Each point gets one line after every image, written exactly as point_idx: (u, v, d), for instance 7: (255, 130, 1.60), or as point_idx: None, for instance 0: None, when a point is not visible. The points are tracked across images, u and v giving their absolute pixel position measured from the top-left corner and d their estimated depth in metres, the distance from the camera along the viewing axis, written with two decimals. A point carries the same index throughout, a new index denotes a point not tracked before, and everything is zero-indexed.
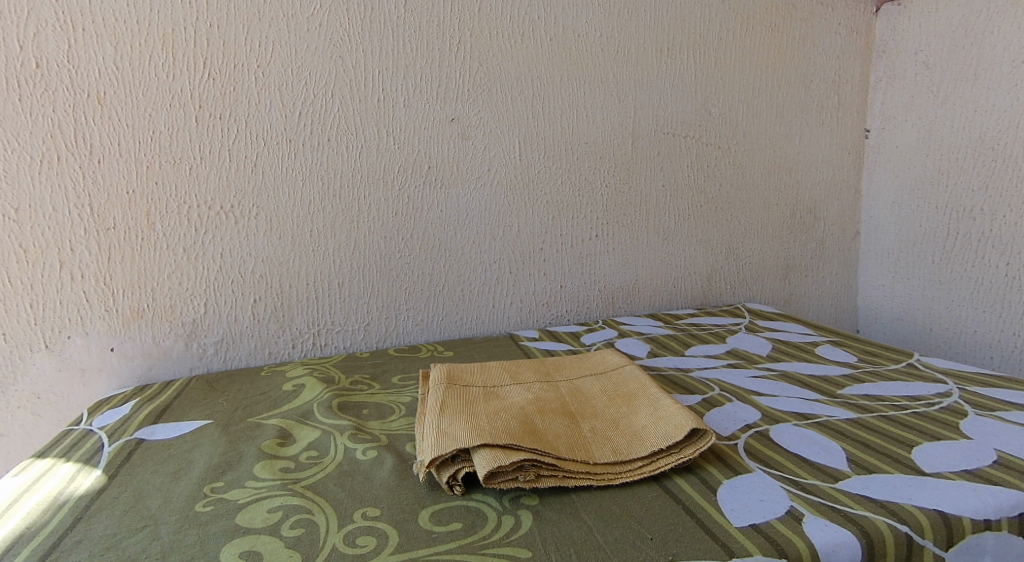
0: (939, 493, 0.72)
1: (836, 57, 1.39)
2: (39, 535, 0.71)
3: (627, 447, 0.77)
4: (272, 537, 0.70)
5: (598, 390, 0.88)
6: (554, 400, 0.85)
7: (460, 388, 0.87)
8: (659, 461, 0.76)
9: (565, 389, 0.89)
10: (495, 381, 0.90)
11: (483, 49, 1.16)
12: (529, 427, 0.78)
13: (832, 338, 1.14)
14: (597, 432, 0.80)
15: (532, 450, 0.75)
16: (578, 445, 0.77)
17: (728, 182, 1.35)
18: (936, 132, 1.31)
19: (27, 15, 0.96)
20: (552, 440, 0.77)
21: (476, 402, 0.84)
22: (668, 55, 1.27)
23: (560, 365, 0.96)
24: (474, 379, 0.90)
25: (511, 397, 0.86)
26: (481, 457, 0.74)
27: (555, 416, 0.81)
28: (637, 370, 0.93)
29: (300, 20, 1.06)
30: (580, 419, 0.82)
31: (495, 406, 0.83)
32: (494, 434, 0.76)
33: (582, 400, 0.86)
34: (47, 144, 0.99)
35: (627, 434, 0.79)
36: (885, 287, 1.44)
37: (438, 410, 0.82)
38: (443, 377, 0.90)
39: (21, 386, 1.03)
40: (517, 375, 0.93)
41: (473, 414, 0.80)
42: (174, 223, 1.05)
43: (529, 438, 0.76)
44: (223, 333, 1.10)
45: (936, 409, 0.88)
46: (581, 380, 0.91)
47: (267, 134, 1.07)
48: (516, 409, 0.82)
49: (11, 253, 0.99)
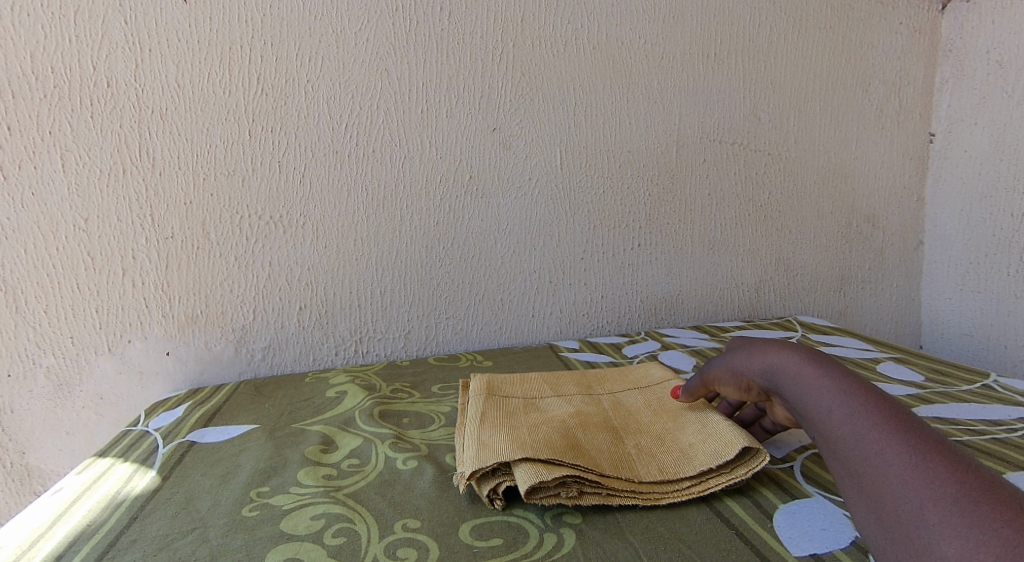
0: None
1: (897, 58, 1.33)
2: (99, 533, 0.73)
3: (675, 466, 0.75)
4: (315, 545, 0.70)
5: (643, 404, 0.86)
6: (597, 414, 0.84)
7: (500, 399, 0.87)
8: (708, 482, 0.74)
9: (607, 403, 0.87)
10: (535, 393, 0.89)
11: (527, 58, 1.15)
12: (572, 442, 0.76)
13: (894, 355, 1.09)
14: (642, 449, 0.78)
15: (575, 465, 0.73)
16: (623, 463, 0.75)
17: (778, 191, 1.30)
18: (1011, 135, 1.25)
19: (99, 37, 0.99)
20: (595, 456, 0.75)
21: (516, 414, 0.83)
22: (715, 61, 1.24)
23: (600, 375, 0.95)
24: (513, 391, 0.89)
25: (552, 409, 0.84)
26: (523, 472, 0.72)
27: (598, 430, 0.80)
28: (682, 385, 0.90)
29: (348, 34, 1.07)
30: (624, 434, 0.80)
31: (536, 418, 0.82)
32: (536, 447, 0.74)
33: (626, 415, 0.84)
34: (114, 158, 1.02)
35: (673, 452, 0.77)
36: (950, 300, 1.37)
37: (477, 420, 0.81)
38: (483, 387, 0.89)
39: (85, 387, 1.07)
40: (557, 387, 0.91)
41: (513, 426, 0.79)
42: (227, 232, 1.07)
43: (572, 454, 0.74)
44: (271, 338, 1.12)
45: (1017, 435, 0.82)
46: (623, 394, 0.89)
47: (315, 146, 1.08)
48: (558, 423, 0.80)
49: (80, 261, 1.03)
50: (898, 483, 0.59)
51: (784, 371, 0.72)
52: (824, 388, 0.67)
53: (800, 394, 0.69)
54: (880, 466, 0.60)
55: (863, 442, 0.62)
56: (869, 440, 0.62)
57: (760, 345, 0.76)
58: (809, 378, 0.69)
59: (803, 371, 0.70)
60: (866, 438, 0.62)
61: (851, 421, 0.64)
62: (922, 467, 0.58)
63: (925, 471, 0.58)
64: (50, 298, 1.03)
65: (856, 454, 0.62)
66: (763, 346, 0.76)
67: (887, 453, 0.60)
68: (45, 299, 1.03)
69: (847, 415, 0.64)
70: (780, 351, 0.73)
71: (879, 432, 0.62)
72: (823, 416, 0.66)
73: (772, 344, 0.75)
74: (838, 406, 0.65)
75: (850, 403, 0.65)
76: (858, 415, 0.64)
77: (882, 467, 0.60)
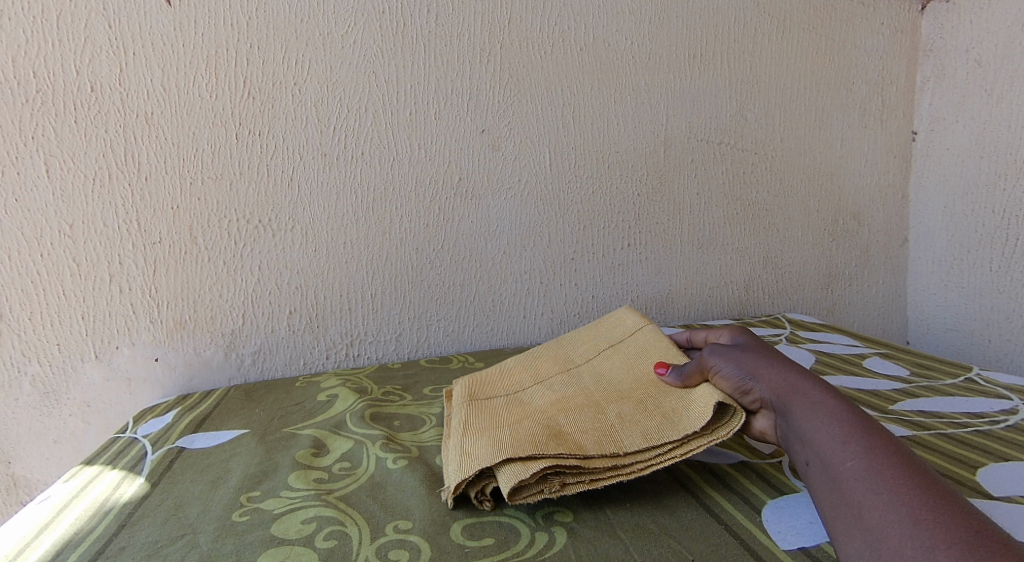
0: (1014, 521, 0.66)
1: (880, 58, 1.35)
2: (86, 540, 0.73)
3: (659, 430, 0.74)
4: (306, 549, 0.70)
5: (625, 372, 0.86)
6: (579, 394, 0.84)
7: (483, 400, 0.86)
8: (690, 444, 0.74)
9: (589, 379, 0.87)
10: (517, 387, 0.88)
11: (514, 60, 1.15)
12: (552, 430, 0.76)
13: (880, 350, 1.10)
14: (625, 417, 0.77)
15: (553, 459, 0.72)
16: (607, 437, 0.74)
17: (766, 190, 1.31)
18: (991, 133, 1.26)
19: (83, 41, 0.99)
20: (579, 439, 0.74)
21: (499, 414, 0.82)
22: (701, 61, 1.25)
23: (578, 344, 0.94)
24: (496, 389, 0.88)
25: (534, 401, 0.84)
26: (504, 474, 0.72)
27: (580, 411, 0.80)
28: (659, 335, 0.89)
29: (335, 37, 1.07)
30: (607, 406, 0.80)
31: (519, 414, 0.81)
32: (516, 446, 0.73)
33: (607, 388, 0.84)
34: (98, 163, 1.02)
35: (656, 416, 0.76)
36: (936, 296, 1.38)
37: (461, 430, 0.80)
38: (465, 393, 0.88)
39: (73, 394, 1.06)
40: (537, 371, 0.91)
41: (496, 428, 0.78)
42: (215, 237, 1.07)
43: (554, 442, 0.73)
44: (261, 343, 1.11)
45: (1000, 427, 0.82)
46: (602, 364, 0.89)
47: (303, 149, 1.08)
48: (540, 415, 0.80)
49: (65, 267, 1.03)
50: (909, 520, 0.58)
51: (803, 395, 0.70)
52: (843, 420, 0.67)
53: (817, 420, 0.67)
54: (891, 500, 0.60)
55: (874, 474, 0.62)
56: (882, 475, 0.61)
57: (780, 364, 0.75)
58: (830, 409, 0.68)
59: (825, 400, 0.69)
60: (881, 473, 0.62)
61: (864, 452, 0.63)
62: (935, 509, 0.58)
63: (938, 514, 0.58)
64: (35, 304, 1.03)
65: (865, 485, 0.61)
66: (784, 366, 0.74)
67: (901, 491, 0.60)
68: (29, 306, 1.02)
69: (864, 449, 0.64)
70: (801, 377, 0.72)
71: (894, 470, 0.62)
72: (838, 445, 0.65)
73: (793, 369, 0.74)
74: (855, 439, 0.65)
75: (869, 440, 0.64)
76: (875, 451, 0.63)
77: (892, 502, 0.60)
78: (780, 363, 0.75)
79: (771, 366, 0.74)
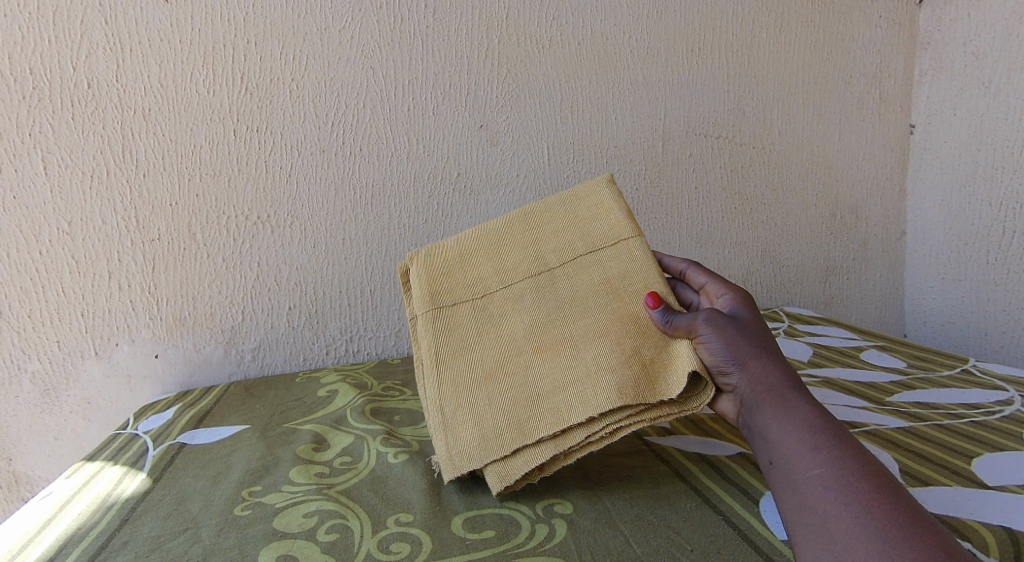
0: (1009, 510, 0.66)
1: (877, 51, 1.35)
2: (89, 536, 0.73)
3: (634, 389, 0.72)
4: (309, 542, 0.71)
5: (602, 286, 0.78)
6: (552, 316, 0.78)
7: (449, 314, 0.80)
8: (663, 407, 0.73)
9: (563, 289, 0.79)
10: (483, 288, 0.81)
11: (511, 55, 1.15)
12: (530, 394, 0.75)
13: (878, 343, 1.11)
14: (600, 362, 0.74)
15: (535, 455, 0.73)
16: (581, 397, 0.73)
17: (763, 183, 1.32)
18: (988, 126, 1.27)
19: (80, 37, 0.99)
20: (554, 407, 0.74)
21: (471, 346, 0.78)
22: (698, 55, 1.25)
23: (550, 225, 0.82)
24: (460, 289, 0.81)
25: (506, 323, 0.79)
26: (493, 473, 0.73)
27: (555, 351, 0.76)
28: (645, 246, 0.78)
29: (332, 33, 1.08)
30: (582, 345, 0.75)
31: (493, 351, 0.78)
32: (499, 429, 0.74)
33: (582, 309, 0.77)
34: (96, 160, 1.02)
35: (634, 366, 0.73)
36: (934, 289, 1.39)
37: (435, 368, 0.78)
38: (427, 301, 0.80)
39: (73, 391, 1.06)
40: (505, 263, 0.81)
41: (473, 380, 0.77)
42: (214, 233, 1.07)
43: (532, 424, 0.73)
44: (260, 339, 1.12)
45: (996, 418, 0.83)
46: (578, 266, 0.79)
47: (301, 144, 1.09)
48: (515, 358, 0.77)
49: (64, 264, 1.03)
50: (877, 535, 0.60)
51: (780, 396, 0.69)
52: (815, 428, 0.67)
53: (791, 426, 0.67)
54: (861, 513, 0.61)
55: (844, 485, 0.63)
56: (854, 486, 0.62)
57: (767, 355, 0.72)
58: (803, 414, 0.68)
59: (799, 404, 0.69)
60: (851, 485, 0.62)
61: (834, 462, 0.64)
62: (904, 527, 0.60)
63: (906, 532, 0.59)
64: (35, 301, 1.03)
65: (834, 494, 0.62)
66: (769, 359, 0.72)
67: (870, 504, 0.61)
68: (28, 303, 1.03)
69: (834, 460, 0.64)
70: (781, 375, 0.71)
71: (864, 483, 0.62)
72: (809, 453, 0.65)
73: (776, 363, 0.71)
74: (825, 448, 0.65)
75: (840, 449, 0.65)
76: (846, 462, 0.64)
77: (860, 517, 0.61)
78: (767, 353, 0.72)
79: (758, 357, 0.71)
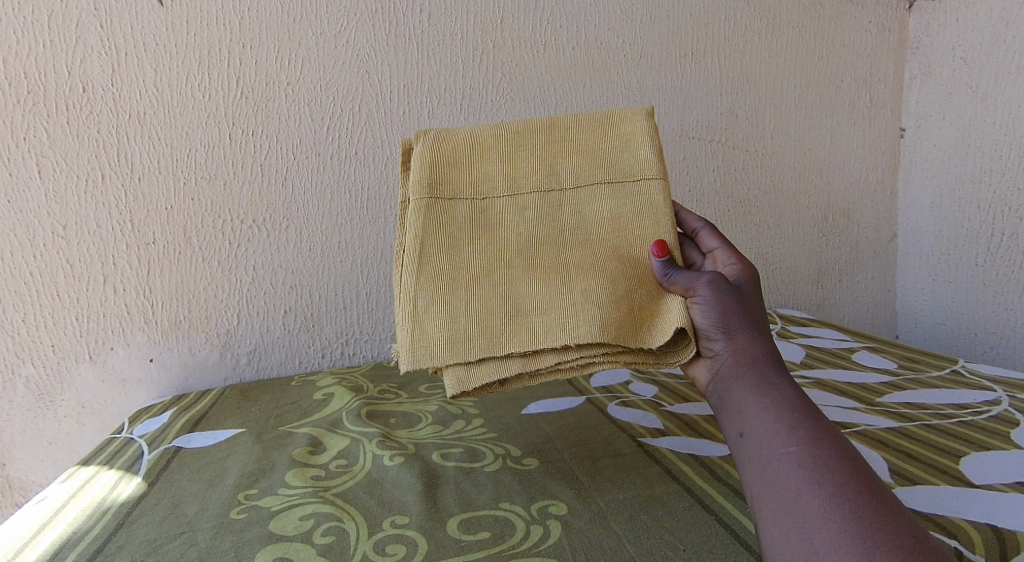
0: (995, 509, 0.67)
1: (868, 56, 1.36)
2: (84, 540, 0.73)
3: (615, 331, 0.72)
4: (304, 545, 0.71)
5: (610, 218, 0.76)
6: (552, 238, 0.75)
7: (447, 207, 0.75)
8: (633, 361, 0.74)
9: (568, 213, 0.76)
10: (486, 189, 0.76)
11: (506, 59, 1.16)
12: (510, 309, 0.73)
13: (869, 344, 1.12)
14: (588, 294, 0.73)
15: (501, 368, 0.72)
16: (560, 323, 0.72)
17: (756, 186, 1.33)
18: (976, 130, 1.28)
19: (75, 42, 1.00)
20: (532, 326, 0.72)
21: (461, 249, 0.74)
22: (691, 59, 1.26)
23: (574, 139, 0.77)
24: (463, 183, 0.76)
25: (502, 235, 0.75)
26: (451, 374, 0.72)
27: (547, 274, 0.74)
28: (666, 194, 0.76)
29: (328, 37, 1.08)
30: (574, 273, 0.74)
31: (483, 259, 0.74)
32: (469, 335, 0.72)
33: (585, 239, 0.75)
34: (91, 163, 1.02)
35: (622, 308, 0.73)
36: (924, 290, 1.40)
37: (418, 256, 0.74)
38: (429, 190, 0.75)
39: (68, 396, 1.06)
40: (517, 172, 0.76)
41: (456, 279, 0.73)
42: (209, 237, 1.08)
43: (506, 338, 0.72)
44: (255, 342, 1.12)
45: (984, 417, 0.84)
46: (590, 190, 0.76)
47: (296, 148, 1.09)
48: (504, 273, 0.74)
49: (59, 268, 1.03)
50: (848, 515, 0.58)
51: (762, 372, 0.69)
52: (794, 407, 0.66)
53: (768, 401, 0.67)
54: (835, 493, 0.59)
55: (818, 465, 0.61)
56: (829, 468, 0.61)
57: (757, 331, 0.71)
58: (783, 394, 0.67)
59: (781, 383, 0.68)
60: (824, 463, 0.61)
61: (809, 441, 0.63)
62: (880, 510, 0.58)
63: (881, 515, 0.58)
64: (29, 305, 1.03)
65: (808, 474, 0.61)
66: (758, 336, 0.71)
67: (845, 484, 0.60)
68: (23, 308, 1.03)
69: (809, 437, 0.63)
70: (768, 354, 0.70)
71: (840, 464, 0.61)
72: (783, 430, 0.64)
73: (765, 342, 0.71)
74: (802, 427, 0.64)
75: (817, 431, 0.64)
76: (821, 441, 0.63)
77: (834, 495, 0.59)
78: (757, 330, 0.71)
79: (748, 331, 0.71)
